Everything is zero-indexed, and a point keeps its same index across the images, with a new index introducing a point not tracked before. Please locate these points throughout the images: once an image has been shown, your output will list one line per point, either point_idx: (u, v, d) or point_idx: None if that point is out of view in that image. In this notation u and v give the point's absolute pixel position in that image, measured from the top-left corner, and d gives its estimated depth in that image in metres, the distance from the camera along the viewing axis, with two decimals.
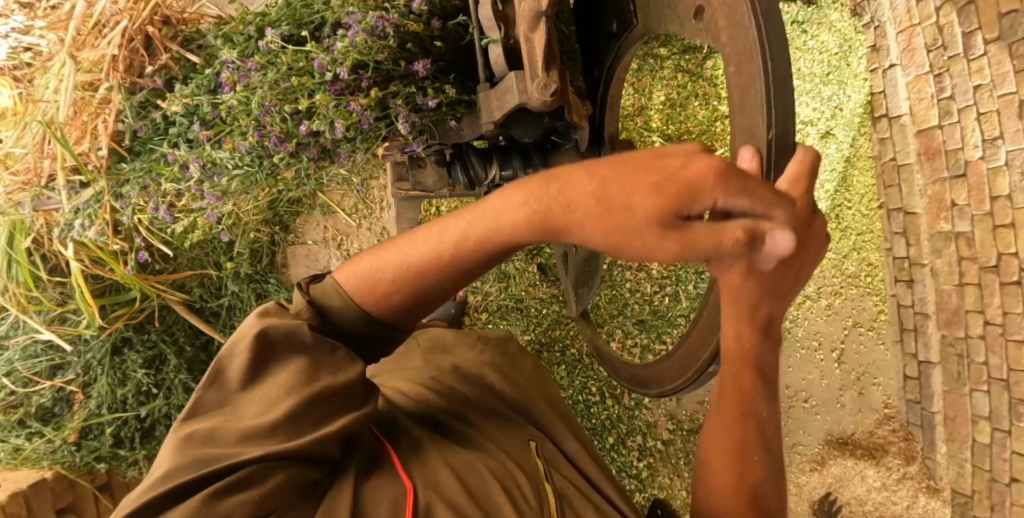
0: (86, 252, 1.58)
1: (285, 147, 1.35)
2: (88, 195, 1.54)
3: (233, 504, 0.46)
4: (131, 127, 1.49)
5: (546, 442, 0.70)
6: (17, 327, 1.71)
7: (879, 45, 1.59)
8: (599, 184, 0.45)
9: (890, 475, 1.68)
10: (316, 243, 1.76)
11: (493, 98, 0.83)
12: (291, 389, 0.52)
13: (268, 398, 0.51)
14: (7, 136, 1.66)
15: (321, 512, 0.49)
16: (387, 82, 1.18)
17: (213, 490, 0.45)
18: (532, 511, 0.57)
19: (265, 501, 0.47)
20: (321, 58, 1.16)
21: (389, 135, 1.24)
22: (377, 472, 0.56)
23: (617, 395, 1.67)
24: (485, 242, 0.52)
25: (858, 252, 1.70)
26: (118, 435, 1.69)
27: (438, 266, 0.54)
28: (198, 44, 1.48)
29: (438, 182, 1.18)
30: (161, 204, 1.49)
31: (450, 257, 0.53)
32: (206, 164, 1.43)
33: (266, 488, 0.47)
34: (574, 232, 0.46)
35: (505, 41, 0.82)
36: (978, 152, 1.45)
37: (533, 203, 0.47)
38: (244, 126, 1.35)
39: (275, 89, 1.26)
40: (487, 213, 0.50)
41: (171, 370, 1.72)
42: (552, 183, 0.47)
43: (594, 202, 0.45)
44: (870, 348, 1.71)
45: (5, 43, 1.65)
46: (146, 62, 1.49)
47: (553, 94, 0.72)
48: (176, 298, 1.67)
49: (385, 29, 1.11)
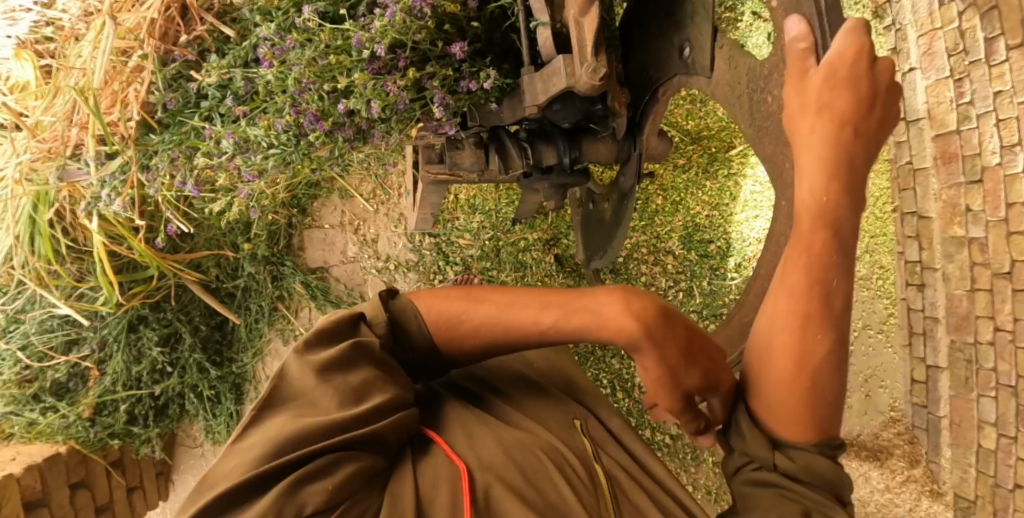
0: (107, 228, 1.61)
1: (321, 126, 1.28)
2: (114, 167, 1.53)
3: (310, 493, 0.48)
4: (161, 99, 1.49)
5: (589, 420, 0.72)
6: (34, 301, 1.71)
7: (899, 48, 1.58)
8: (687, 340, 0.59)
9: (894, 477, 1.68)
10: (333, 227, 1.81)
11: (538, 80, 0.84)
12: (355, 399, 0.55)
13: (334, 401, 0.54)
14: (29, 108, 1.65)
15: (385, 501, 0.51)
16: (424, 63, 1.16)
17: (289, 483, 0.48)
18: (588, 490, 0.60)
19: (340, 492, 0.49)
20: (358, 35, 1.12)
21: (424, 117, 1.21)
22: (429, 456, 0.58)
23: (628, 388, 1.68)
24: (574, 331, 0.61)
25: (870, 254, 1.75)
26: (132, 412, 1.74)
27: (506, 333, 0.64)
28: (231, 16, 1.48)
29: (474, 163, 1.14)
30: (190, 178, 1.49)
31: (537, 333, 0.63)
32: (241, 140, 1.41)
33: (328, 482, 0.49)
34: (642, 354, 0.58)
35: (552, 24, 0.81)
36: (995, 159, 1.44)
37: (639, 318, 0.58)
38: (280, 103, 1.32)
39: (312, 67, 1.23)
40: (595, 312, 0.60)
41: (186, 349, 1.76)
42: (659, 313, 0.59)
43: (676, 350, 0.58)
44: (877, 350, 1.73)
45: (31, 17, 1.65)
46: (180, 31, 1.49)
47: (602, 77, 0.73)
48: (192, 277, 1.71)
49: (423, 9, 1.07)
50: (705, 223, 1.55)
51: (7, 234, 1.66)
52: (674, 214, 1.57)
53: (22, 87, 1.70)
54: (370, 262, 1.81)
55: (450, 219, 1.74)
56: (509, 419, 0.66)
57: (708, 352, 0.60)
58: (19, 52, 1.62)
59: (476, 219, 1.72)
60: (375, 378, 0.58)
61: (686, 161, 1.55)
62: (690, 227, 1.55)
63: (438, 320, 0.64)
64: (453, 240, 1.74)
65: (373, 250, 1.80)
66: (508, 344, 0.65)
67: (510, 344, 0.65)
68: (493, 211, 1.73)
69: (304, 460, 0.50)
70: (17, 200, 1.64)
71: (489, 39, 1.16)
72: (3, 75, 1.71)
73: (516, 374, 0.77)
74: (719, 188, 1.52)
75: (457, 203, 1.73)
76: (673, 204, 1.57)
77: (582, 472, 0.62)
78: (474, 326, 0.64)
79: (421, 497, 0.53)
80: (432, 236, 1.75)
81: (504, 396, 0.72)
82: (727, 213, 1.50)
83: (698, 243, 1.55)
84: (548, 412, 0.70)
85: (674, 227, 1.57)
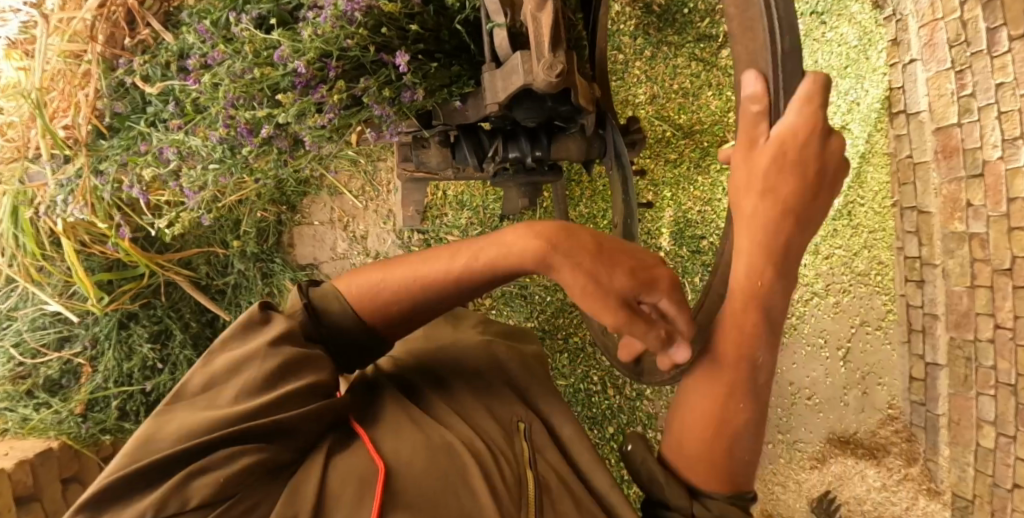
0: (84, 228, 1.64)
1: (253, 140, 1.33)
2: (69, 171, 1.56)
3: (203, 481, 0.53)
4: (109, 105, 1.53)
5: (532, 423, 0.76)
6: (26, 299, 1.75)
7: (900, 39, 1.52)
8: (596, 244, 0.65)
9: (891, 476, 1.61)
10: (323, 223, 1.83)
11: (499, 78, 0.83)
12: (259, 388, 0.60)
13: (241, 392, 0.59)
14: (8, 109, 1.67)
15: (288, 491, 0.56)
16: (356, 71, 1.17)
17: (185, 472, 0.53)
18: (507, 485, 0.64)
19: (233, 481, 0.54)
20: (281, 50, 1.16)
21: (363, 122, 1.23)
22: (348, 454, 0.62)
23: (618, 384, 1.65)
24: (484, 269, 0.70)
25: (868, 250, 1.62)
26: (124, 408, 1.74)
27: (436, 287, 0.72)
28: (175, 20, 1.51)
29: (442, 161, 1.16)
30: (135, 183, 1.50)
31: (452, 281, 0.72)
32: (180, 151, 1.45)
33: (236, 468, 0.54)
34: (558, 269, 0.65)
35: (510, 25, 0.81)
36: (996, 152, 1.39)
37: (539, 237, 0.67)
38: (213, 116, 1.35)
39: (237, 83, 1.27)
40: (497, 243, 0.69)
41: (177, 346, 1.78)
42: (561, 229, 0.67)
43: (587, 254, 0.64)
44: (875, 348, 1.62)
45: (17, 18, 1.65)
46: (126, 34, 1.52)
47: (558, 74, 0.71)
48: (184, 275, 1.76)
49: (354, 14, 1.08)
50: (697, 218, 1.51)
51: None
52: (664, 210, 1.56)
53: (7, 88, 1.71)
54: (359, 258, 1.83)
55: (438, 215, 1.75)
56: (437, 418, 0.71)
57: (629, 253, 0.65)
58: (7, 52, 1.66)
59: (465, 215, 1.73)
60: (286, 365, 0.63)
61: (678, 156, 1.55)
62: (681, 222, 1.53)
63: (360, 303, 0.72)
64: (441, 237, 1.75)
65: (362, 247, 1.82)
66: (427, 295, 0.73)
67: (435, 298, 0.73)
68: (480, 207, 1.73)
69: (198, 453, 0.54)
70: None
71: (436, 35, 1.12)
72: None
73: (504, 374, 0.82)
74: (711, 182, 1.50)
75: (445, 199, 1.74)
76: (667, 199, 1.56)
77: (495, 472, 0.64)
78: (401, 295, 0.72)
79: (327, 486, 0.58)
80: (421, 232, 1.75)
81: (443, 392, 0.77)
82: (720, 208, 1.47)
83: (689, 238, 1.52)
84: (494, 411, 0.75)
85: (664, 222, 1.56)
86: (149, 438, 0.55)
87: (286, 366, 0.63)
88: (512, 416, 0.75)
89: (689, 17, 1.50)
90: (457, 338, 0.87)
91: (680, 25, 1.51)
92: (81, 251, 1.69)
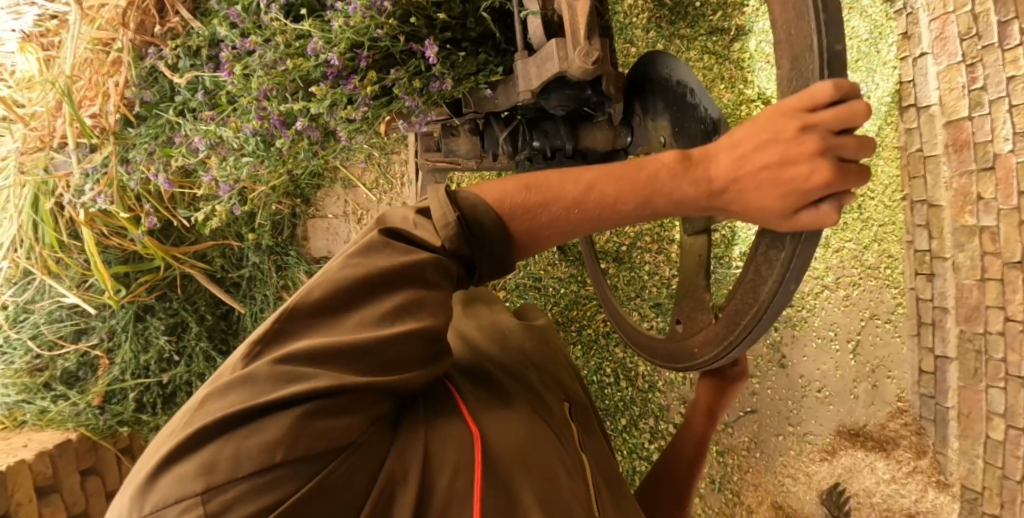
0: (102, 217, 1.64)
1: (286, 132, 1.35)
2: (96, 159, 1.56)
3: (326, 428, 0.45)
4: (138, 93, 1.52)
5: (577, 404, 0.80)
6: (43, 291, 1.76)
7: (910, 33, 1.51)
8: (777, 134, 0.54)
9: (899, 468, 1.58)
10: (336, 216, 1.85)
11: (532, 66, 0.83)
12: (380, 321, 0.50)
13: (362, 323, 0.50)
14: (29, 99, 1.66)
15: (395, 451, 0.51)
16: (385, 59, 1.19)
17: (303, 412, 0.45)
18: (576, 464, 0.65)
19: (347, 434, 0.47)
20: (314, 42, 1.17)
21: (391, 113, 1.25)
22: (444, 415, 0.57)
23: (631, 377, 1.66)
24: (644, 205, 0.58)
25: (878, 244, 1.59)
26: (141, 400, 1.76)
27: (596, 218, 0.58)
28: (203, 10, 1.47)
29: (470, 151, 1.18)
30: (161, 171, 1.53)
31: (611, 214, 0.58)
32: (211, 143, 1.45)
33: (351, 419, 0.47)
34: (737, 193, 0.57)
35: (543, 13, 0.82)
36: (1008, 146, 1.40)
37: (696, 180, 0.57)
38: (245, 107, 1.35)
39: (271, 73, 1.26)
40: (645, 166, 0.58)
41: (192, 338, 1.79)
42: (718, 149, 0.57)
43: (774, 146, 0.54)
44: (885, 341, 1.60)
45: (34, 11, 1.66)
46: (154, 23, 1.49)
47: (595, 61, 0.73)
48: (198, 268, 1.77)
49: (383, 3, 1.10)
50: None
51: (10, 223, 1.69)
52: None
53: (25, 78, 1.71)
54: None
55: None
56: (506, 392, 0.67)
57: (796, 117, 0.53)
58: (23, 45, 1.64)
59: None
60: (411, 298, 0.52)
61: None
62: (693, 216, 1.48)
63: (505, 204, 0.57)
64: None
65: None
66: (587, 224, 0.59)
67: (591, 225, 0.59)
68: None
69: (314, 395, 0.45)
70: (19, 194, 1.67)
71: (462, 23, 1.13)
72: (9, 68, 1.73)
73: (548, 356, 0.85)
74: None
75: None
76: None
77: (570, 456, 0.64)
78: (551, 223, 0.58)
79: (428, 452, 0.53)
80: None
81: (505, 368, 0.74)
82: None
83: None
84: (548, 388, 0.75)
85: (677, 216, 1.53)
86: (253, 369, 0.46)
87: (408, 300, 0.52)
88: (560, 401, 0.75)
89: (702, 10, 1.46)
90: (493, 318, 0.89)
91: (691, 18, 1.46)
92: (101, 243, 1.70)
